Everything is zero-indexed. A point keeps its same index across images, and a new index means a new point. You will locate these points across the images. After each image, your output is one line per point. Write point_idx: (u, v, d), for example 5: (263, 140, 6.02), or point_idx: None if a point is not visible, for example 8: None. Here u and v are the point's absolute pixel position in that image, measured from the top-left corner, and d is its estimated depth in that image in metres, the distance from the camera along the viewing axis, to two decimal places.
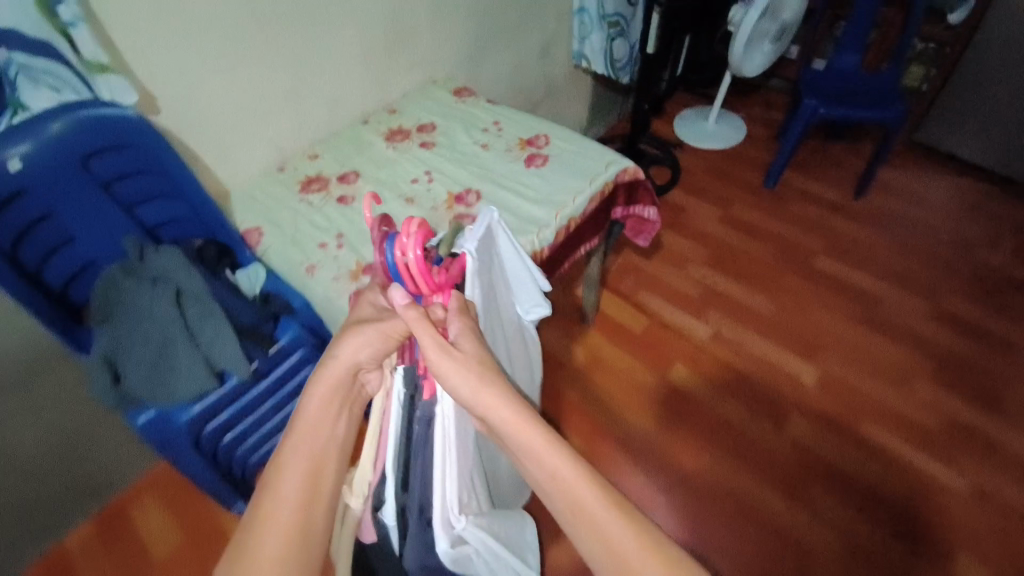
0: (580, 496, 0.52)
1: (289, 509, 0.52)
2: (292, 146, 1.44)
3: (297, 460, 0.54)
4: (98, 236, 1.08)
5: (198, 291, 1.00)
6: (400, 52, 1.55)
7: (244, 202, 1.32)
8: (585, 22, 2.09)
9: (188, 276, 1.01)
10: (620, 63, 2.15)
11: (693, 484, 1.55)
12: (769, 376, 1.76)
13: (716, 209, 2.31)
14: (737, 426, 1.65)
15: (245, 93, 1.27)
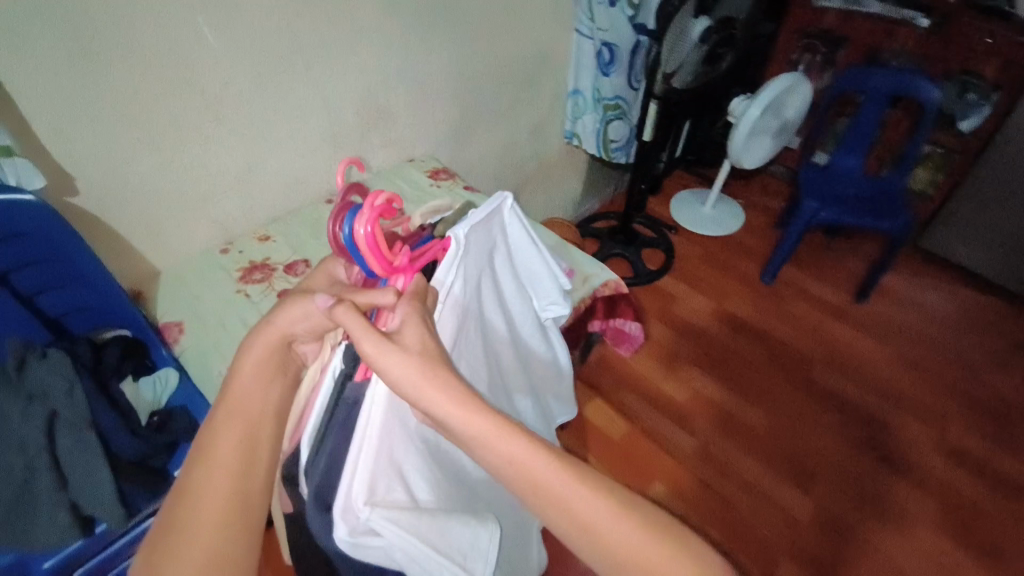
0: (556, 491, 0.57)
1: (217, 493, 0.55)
2: (243, 225, 1.31)
3: (225, 443, 0.57)
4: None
5: (80, 413, 0.86)
6: (375, 131, 1.45)
7: (175, 287, 1.18)
8: (581, 103, 2.05)
9: (69, 399, 0.86)
10: (615, 145, 2.08)
11: (693, 469, 1.65)
12: (758, 385, 1.89)
13: (708, 301, 2.18)
14: (731, 423, 1.78)
15: (188, 171, 1.14)
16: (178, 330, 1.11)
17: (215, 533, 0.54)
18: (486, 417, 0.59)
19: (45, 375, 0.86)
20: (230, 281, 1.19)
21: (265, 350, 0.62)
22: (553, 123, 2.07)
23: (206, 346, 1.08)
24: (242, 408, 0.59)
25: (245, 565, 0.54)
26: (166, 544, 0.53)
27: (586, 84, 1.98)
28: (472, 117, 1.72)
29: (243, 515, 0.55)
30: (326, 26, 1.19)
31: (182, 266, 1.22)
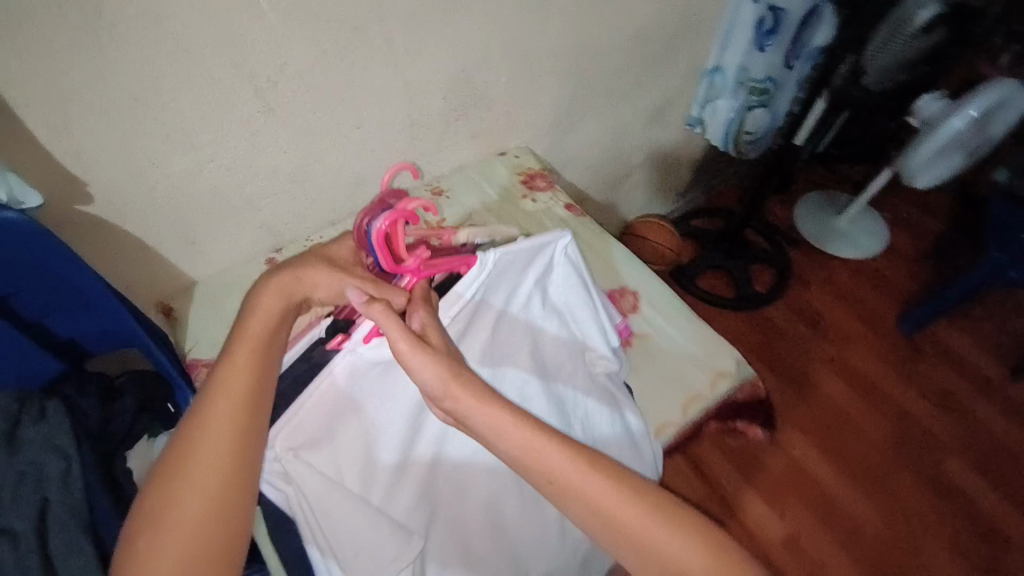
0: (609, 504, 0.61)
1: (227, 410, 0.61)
2: (295, 230, 1.07)
3: (237, 369, 0.64)
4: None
5: (75, 507, 0.69)
6: (462, 121, 1.14)
7: (208, 308, 0.97)
8: (716, 84, 1.59)
9: (63, 491, 0.69)
10: (748, 137, 1.65)
11: (776, 544, 1.47)
12: (862, 453, 1.63)
13: (823, 346, 1.86)
14: (826, 488, 1.56)
15: (228, 173, 0.90)
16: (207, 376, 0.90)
17: (226, 449, 0.60)
18: (509, 424, 0.64)
19: (36, 449, 0.70)
20: None
21: (278, 301, 0.69)
22: (679, 105, 1.66)
23: None
24: (257, 338, 0.66)
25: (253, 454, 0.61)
26: (177, 446, 0.59)
27: (730, 61, 1.52)
28: (584, 101, 1.35)
29: (248, 432, 0.61)
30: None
31: (219, 279, 1.01)
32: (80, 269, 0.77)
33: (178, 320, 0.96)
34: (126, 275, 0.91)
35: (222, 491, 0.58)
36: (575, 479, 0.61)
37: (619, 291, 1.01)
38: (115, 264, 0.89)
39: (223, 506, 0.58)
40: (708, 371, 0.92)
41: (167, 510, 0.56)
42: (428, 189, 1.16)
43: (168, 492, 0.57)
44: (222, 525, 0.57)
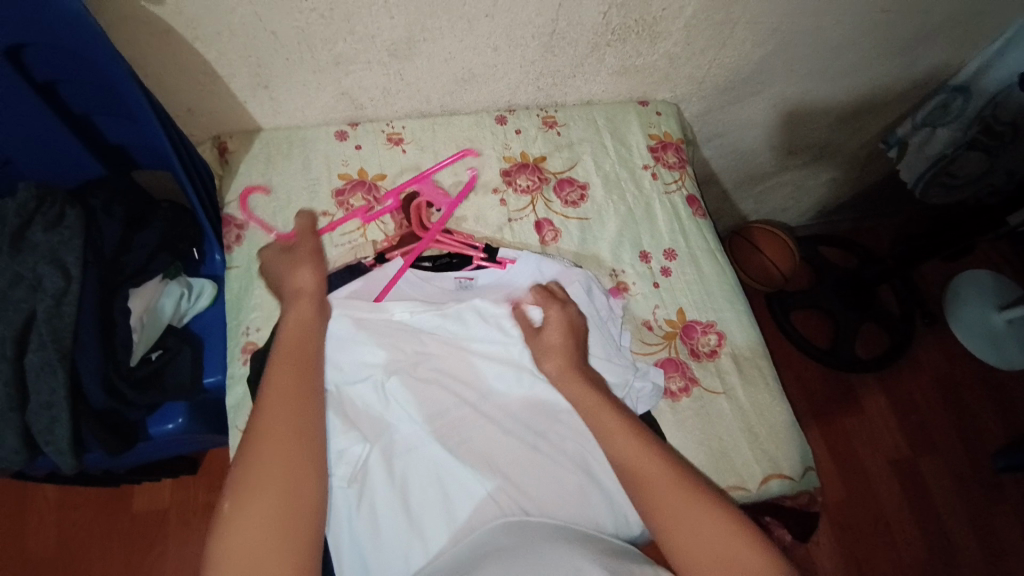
0: (661, 494, 0.60)
1: (276, 405, 0.60)
2: (379, 109, 0.93)
3: (278, 375, 0.62)
4: (15, 145, 0.73)
5: (58, 333, 0.65)
6: (614, 48, 0.90)
7: (262, 157, 0.88)
8: (953, 105, 1.17)
9: (52, 311, 0.65)
10: (945, 179, 1.30)
11: None
12: (886, 564, 1.44)
13: (899, 443, 1.59)
14: None
15: (319, 19, 0.74)
16: (236, 239, 0.83)
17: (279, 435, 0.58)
18: None
19: (38, 257, 0.66)
20: (326, 196, 0.87)
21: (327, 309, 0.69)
22: (884, 113, 1.28)
23: (251, 280, 0.80)
24: (294, 348, 0.65)
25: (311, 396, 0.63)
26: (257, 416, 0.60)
27: (988, 88, 1.13)
28: (770, 73, 1.04)
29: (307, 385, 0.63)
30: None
31: (284, 133, 0.91)
32: (131, 86, 0.67)
33: (229, 165, 0.88)
34: (191, 98, 0.82)
35: (291, 470, 0.57)
36: (636, 458, 0.63)
37: (703, 325, 0.84)
38: (179, 80, 0.79)
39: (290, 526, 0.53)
40: (766, 466, 0.77)
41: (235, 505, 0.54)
42: (540, 114, 0.98)
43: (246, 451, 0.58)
44: (305, 490, 0.56)
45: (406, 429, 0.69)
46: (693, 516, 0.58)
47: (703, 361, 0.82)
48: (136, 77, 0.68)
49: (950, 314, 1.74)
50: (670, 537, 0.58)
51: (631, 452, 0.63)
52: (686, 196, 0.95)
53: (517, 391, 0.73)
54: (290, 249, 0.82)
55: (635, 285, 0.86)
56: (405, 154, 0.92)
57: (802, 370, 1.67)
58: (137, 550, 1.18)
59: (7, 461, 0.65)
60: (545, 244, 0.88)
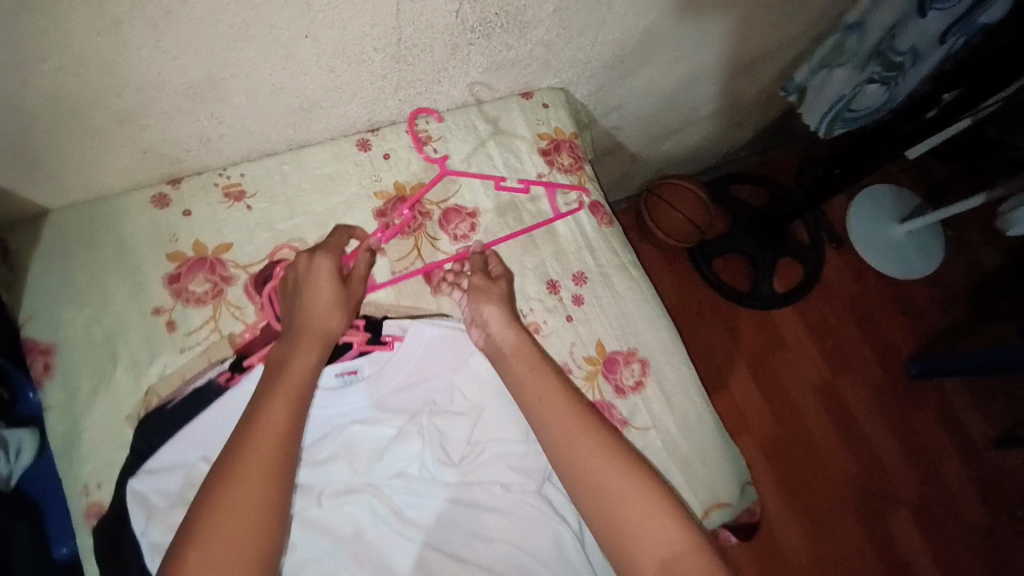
0: (599, 476, 0.58)
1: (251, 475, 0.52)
2: (205, 159, 0.74)
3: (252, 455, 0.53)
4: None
5: None
6: (479, 46, 0.74)
7: (59, 249, 0.69)
8: (846, 46, 1.10)
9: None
10: (848, 117, 1.21)
11: None
12: (816, 484, 1.55)
13: (821, 369, 1.68)
14: (764, 510, 1.50)
15: (65, 76, 0.54)
16: (45, 369, 0.65)
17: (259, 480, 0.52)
18: None
19: None
20: (157, 288, 0.70)
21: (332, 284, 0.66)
22: (781, 55, 1.21)
23: (76, 422, 0.64)
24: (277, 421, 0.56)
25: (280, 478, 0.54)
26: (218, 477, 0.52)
27: (882, 21, 1.02)
28: (661, 38, 0.92)
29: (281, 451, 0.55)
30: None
31: (84, 211, 0.71)
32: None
33: (16, 269, 0.68)
34: None
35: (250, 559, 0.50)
36: (579, 434, 0.61)
37: (625, 354, 0.77)
38: None
39: None
40: (705, 495, 0.73)
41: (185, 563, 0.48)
42: (410, 130, 0.83)
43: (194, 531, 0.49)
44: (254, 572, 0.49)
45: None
46: (634, 505, 0.57)
47: (629, 398, 0.76)
48: None
49: (855, 234, 1.80)
50: (606, 519, 0.57)
51: (565, 431, 0.61)
52: (589, 203, 0.85)
53: (431, 497, 0.63)
54: (121, 368, 0.66)
55: (547, 323, 0.77)
56: (251, 211, 0.76)
57: (728, 316, 1.70)
58: None
59: None
60: (438, 295, 0.76)
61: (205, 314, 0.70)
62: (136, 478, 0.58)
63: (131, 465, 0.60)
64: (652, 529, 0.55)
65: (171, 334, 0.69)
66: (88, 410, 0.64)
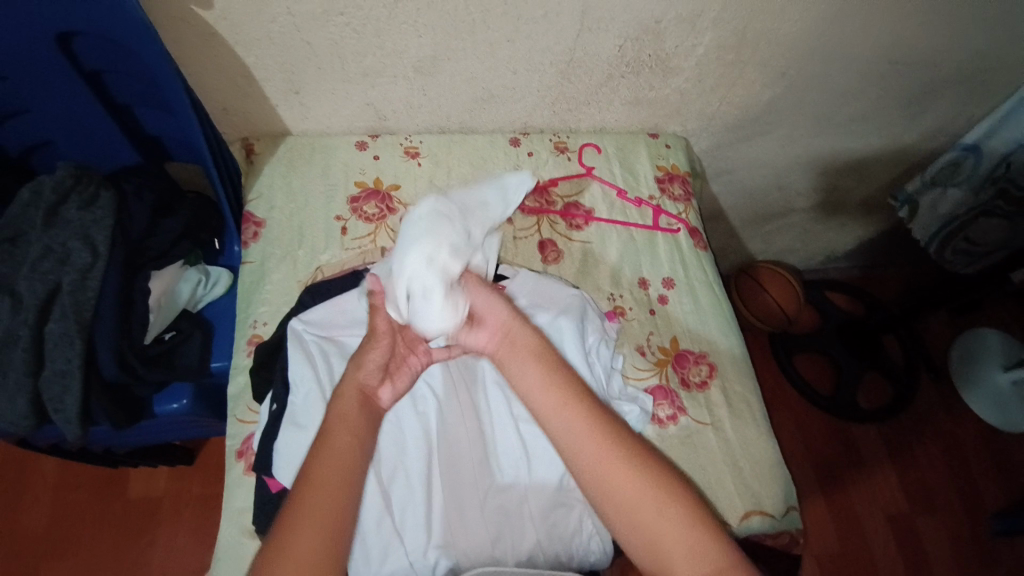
0: (614, 486, 0.60)
1: (319, 493, 0.56)
2: (401, 122, 0.98)
3: (321, 473, 0.58)
4: (55, 115, 0.78)
5: (79, 306, 0.69)
6: (628, 81, 0.94)
7: (287, 159, 0.94)
8: (964, 165, 1.16)
9: (77, 285, 0.69)
10: (964, 245, 1.30)
11: None
12: None
13: (897, 498, 1.56)
14: None
15: (351, 33, 0.80)
16: (253, 236, 0.87)
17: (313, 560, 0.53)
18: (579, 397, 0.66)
19: (70, 233, 0.71)
20: (342, 202, 0.92)
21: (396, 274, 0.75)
22: (894, 163, 1.31)
23: (262, 276, 0.85)
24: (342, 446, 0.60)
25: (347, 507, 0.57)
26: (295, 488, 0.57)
27: (1001, 147, 1.11)
28: (779, 115, 1.08)
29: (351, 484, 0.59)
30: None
31: (310, 139, 0.96)
32: (174, 87, 0.73)
33: (255, 165, 0.93)
34: (225, 98, 0.87)
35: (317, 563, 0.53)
36: (584, 441, 0.62)
37: (696, 355, 0.86)
38: (213, 79, 0.84)
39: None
40: (748, 500, 0.77)
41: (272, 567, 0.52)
42: (553, 139, 1.02)
43: (273, 547, 0.53)
44: None
45: (391, 441, 0.72)
46: (652, 514, 0.58)
47: (693, 392, 0.83)
48: (171, 66, 0.71)
49: (957, 373, 1.71)
50: (613, 505, 0.59)
51: (582, 433, 0.62)
52: (689, 228, 0.98)
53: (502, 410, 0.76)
54: (302, 250, 0.87)
55: (631, 310, 0.88)
56: (420, 167, 0.96)
57: (800, 414, 1.66)
58: (127, 535, 1.19)
59: (17, 424, 0.69)
60: (546, 263, 0.91)
61: (370, 229, 0.90)
62: (296, 319, 0.76)
63: (295, 311, 0.79)
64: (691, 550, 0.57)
65: (342, 236, 0.89)
66: (273, 270, 0.85)
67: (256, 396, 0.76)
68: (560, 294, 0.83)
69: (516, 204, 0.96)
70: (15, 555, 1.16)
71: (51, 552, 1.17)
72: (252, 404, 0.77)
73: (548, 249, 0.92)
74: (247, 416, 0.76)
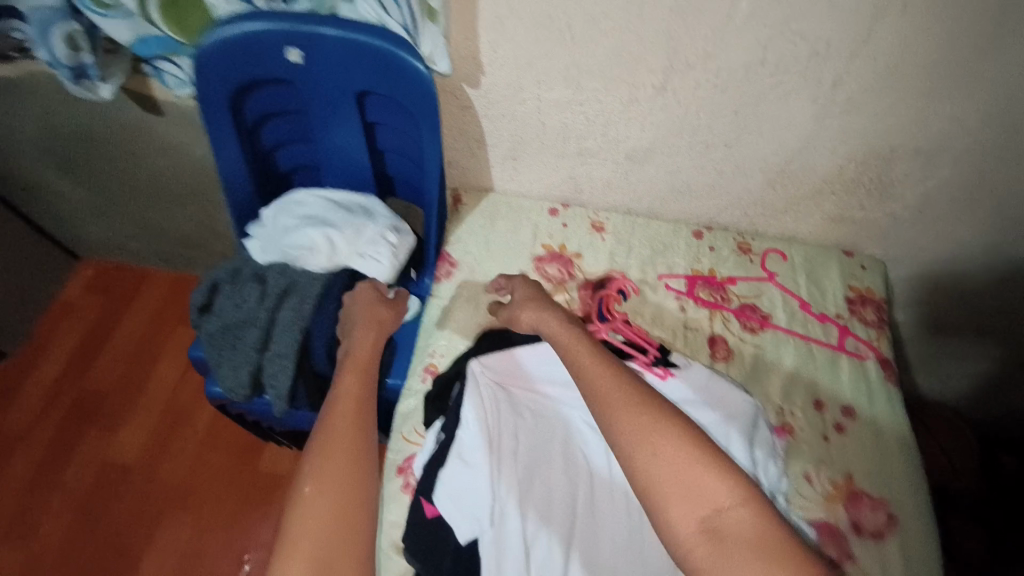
0: (643, 443, 0.60)
1: (337, 426, 0.69)
2: (595, 198, 1.05)
3: (337, 414, 0.71)
4: (328, 148, 0.94)
5: (308, 300, 0.81)
6: (836, 198, 0.95)
7: (488, 213, 1.04)
8: None
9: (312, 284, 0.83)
10: None
11: None
12: None
13: None
14: None
15: (585, 120, 0.90)
16: (445, 274, 0.98)
17: (331, 486, 0.64)
18: None
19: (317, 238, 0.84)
20: (527, 260, 0.99)
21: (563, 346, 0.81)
22: None
23: (447, 313, 0.94)
24: (356, 390, 0.73)
25: (361, 452, 0.69)
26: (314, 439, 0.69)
27: None
28: (996, 259, 1.00)
29: (359, 431, 0.70)
30: (920, 16, 0.70)
31: (510, 198, 1.06)
32: (434, 148, 0.87)
33: (461, 214, 1.04)
34: (456, 154, 1.01)
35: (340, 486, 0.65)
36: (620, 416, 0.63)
37: (872, 500, 0.79)
38: (454, 139, 0.98)
39: (343, 504, 0.64)
40: None
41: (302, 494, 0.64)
42: (737, 239, 1.03)
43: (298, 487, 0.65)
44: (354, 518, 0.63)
45: (537, 500, 0.73)
46: (678, 477, 0.57)
47: (866, 539, 0.76)
48: (438, 134, 0.85)
49: None
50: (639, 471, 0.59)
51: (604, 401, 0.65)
52: (878, 358, 0.92)
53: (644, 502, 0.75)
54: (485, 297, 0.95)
55: (801, 429, 0.84)
56: (604, 241, 1.02)
57: None
58: (247, 505, 1.31)
59: (237, 390, 0.81)
60: (714, 360, 0.90)
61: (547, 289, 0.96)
62: (476, 359, 0.82)
63: (474, 351, 0.85)
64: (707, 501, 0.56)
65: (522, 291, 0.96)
66: (456, 310, 0.94)
67: (424, 421, 0.82)
68: (730, 398, 0.81)
69: (690, 294, 0.97)
70: (156, 498, 1.31)
71: (186, 502, 1.31)
72: (418, 426, 0.83)
73: (720, 346, 0.92)
74: (411, 437, 0.82)
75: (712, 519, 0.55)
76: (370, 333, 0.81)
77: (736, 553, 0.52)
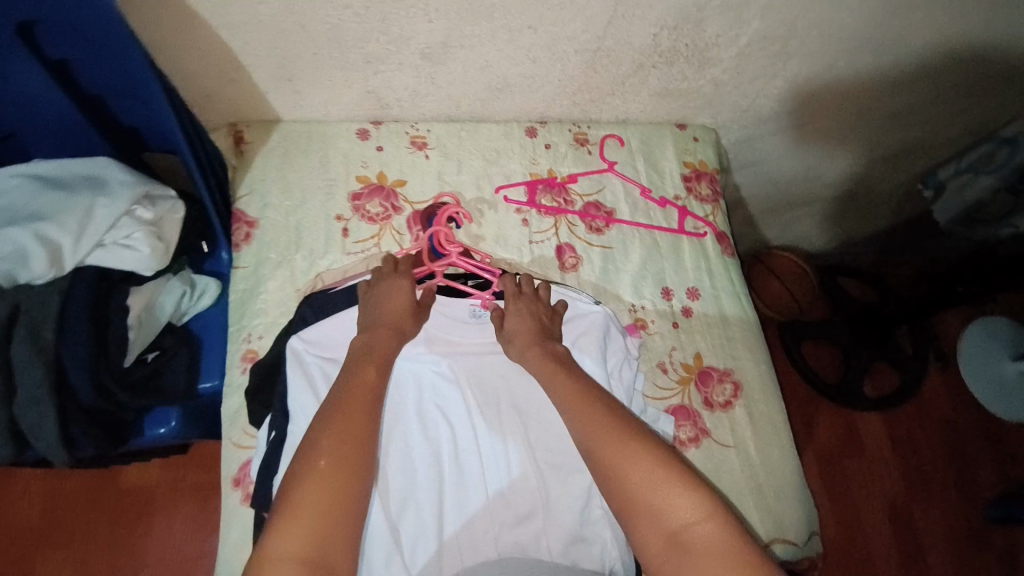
0: (612, 443, 0.60)
1: (354, 403, 0.60)
2: (407, 110, 0.89)
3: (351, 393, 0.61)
4: (8, 103, 0.68)
5: (39, 325, 0.63)
6: (659, 70, 0.87)
7: (281, 150, 0.85)
8: (998, 157, 1.07)
9: (37, 301, 0.64)
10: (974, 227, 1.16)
11: None
12: None
13: (897, 486, 1.45)
14: None
15: (355, 17, 0.71)
16: (244, 238, 0.81)
17: (337, 480, 0.54)
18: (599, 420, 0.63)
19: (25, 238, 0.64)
20: (343, 200, 0.84)
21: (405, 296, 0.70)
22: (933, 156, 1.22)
23: (256, 284, 0.79)
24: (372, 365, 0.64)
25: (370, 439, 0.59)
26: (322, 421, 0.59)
27: None
28: (817, 107, 1.00)
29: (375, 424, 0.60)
30: None
31: (305, 127, 0.87)
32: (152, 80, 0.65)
33: (246, 159, 0.84)
34: (211, 84, 0.78)
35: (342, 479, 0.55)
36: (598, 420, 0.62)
37: (720, 372, 0.82)
38: (198, 66, 0.75)
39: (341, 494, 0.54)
40: (770, 527, 0.75)
41: (302, 473, 0.54)
42: (572, 130, 0.94)
43: (306, 462, 0.55)
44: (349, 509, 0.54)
45: (399, 470, 0.69)
46: (651, 481, 0.57)
47: (716, 413, 0.80)
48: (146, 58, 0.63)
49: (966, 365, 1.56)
50: (614, 481, 0.58)
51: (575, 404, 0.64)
52: (715, 233, 0.92)
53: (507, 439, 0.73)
54: (300, 254, 0.81)
55: (654, 323, 0.84)
56: (428, 160, 0.88)
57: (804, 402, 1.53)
58: (125, 525, 1.18)
59: None
60: (564, 271, 0.85)
61: (372, 231, 0.83)
62: (296, 337, 0.71)
63: (293, 327, 0.73)
64: (675, 504, 0.56)
65: (343, 240, 0.82)
66: (267, 278, 0.79)
67: (253, 421, 0.72)
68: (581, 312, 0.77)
69: (531, 203, 0.88)
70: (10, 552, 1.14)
71: (44, 544, 1.15)
72: (249, 427, 0.73)
73: (566, 254, 0.86)
74: (244, 440, 0.73)
75: (679, 533, 0.55)
76: (392, 335, 0.67)
77: (702, 559, 0.53)
